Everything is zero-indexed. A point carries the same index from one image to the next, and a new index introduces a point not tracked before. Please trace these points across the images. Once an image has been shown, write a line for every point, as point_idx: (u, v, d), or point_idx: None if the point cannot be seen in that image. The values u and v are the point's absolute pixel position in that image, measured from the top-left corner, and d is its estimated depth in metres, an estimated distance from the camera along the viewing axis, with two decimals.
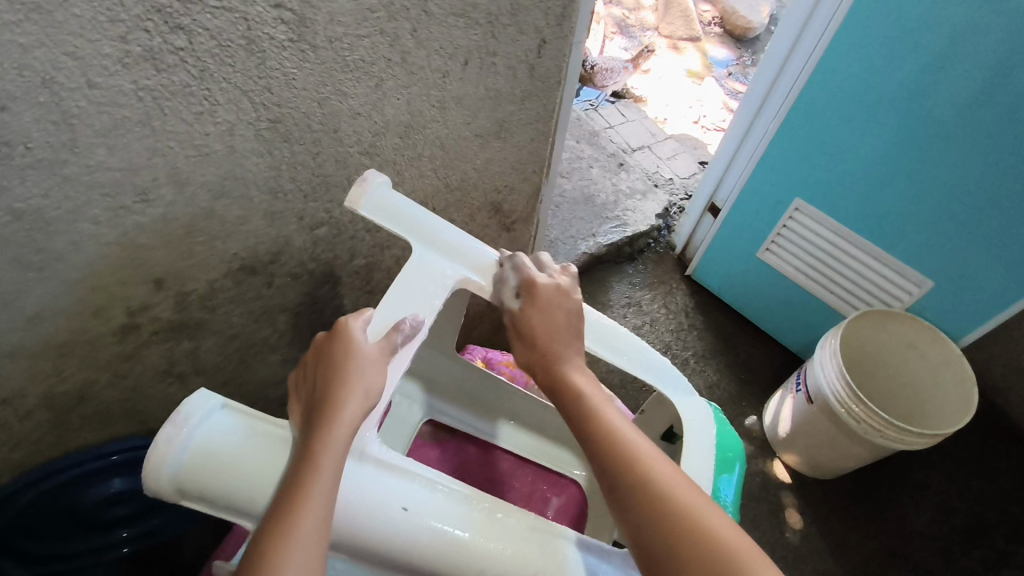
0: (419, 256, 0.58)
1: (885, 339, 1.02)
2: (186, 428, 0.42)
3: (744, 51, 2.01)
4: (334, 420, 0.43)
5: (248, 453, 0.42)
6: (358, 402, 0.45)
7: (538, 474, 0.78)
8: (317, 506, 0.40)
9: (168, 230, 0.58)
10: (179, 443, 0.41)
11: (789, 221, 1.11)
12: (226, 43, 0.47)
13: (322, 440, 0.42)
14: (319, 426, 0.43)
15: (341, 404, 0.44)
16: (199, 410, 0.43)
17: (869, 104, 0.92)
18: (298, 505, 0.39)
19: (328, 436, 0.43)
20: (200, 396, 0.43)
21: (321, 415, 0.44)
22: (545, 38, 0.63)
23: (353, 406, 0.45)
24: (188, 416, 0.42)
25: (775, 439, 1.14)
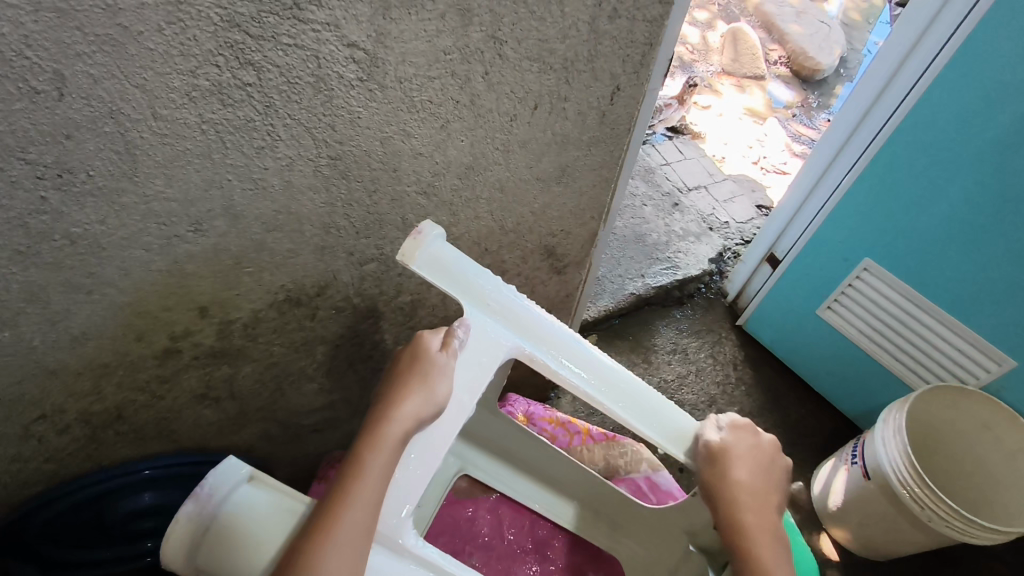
0: (471, 317, 0.57)
1: (955, 417, 0.95)
2: (214, 500, 0.45)
3: (810, 93, 1.94)
4: (388, 420, 0.49)
5: (265, 528, 0.45)
6: (416, 408, 0.50)
7: (573, 546, 0.77)
8: (358, 506, 0.45)
9: (219, 260, 0.56)
10: (205, 514, 0.45)
11: (856, 280, 1.05)
12: (295, 80, 0.46)
13: (376, 441, 0.48)
14: (378, 428, 0.49)
15: (398, 405, 0.50)
16: (226, 482, 0.46)
17: (955, 167, 0.86)
18: (344, 499, 0.45)
19: (382, 438, 0.48)
20: (229, 467, 0.47)
21: (379, 414, 0.50)
22: (620, 86, 0.60)
23: (411, 409, 0.50)
24: (215, 488, 0.45)
25: (822, 511, 1.07)
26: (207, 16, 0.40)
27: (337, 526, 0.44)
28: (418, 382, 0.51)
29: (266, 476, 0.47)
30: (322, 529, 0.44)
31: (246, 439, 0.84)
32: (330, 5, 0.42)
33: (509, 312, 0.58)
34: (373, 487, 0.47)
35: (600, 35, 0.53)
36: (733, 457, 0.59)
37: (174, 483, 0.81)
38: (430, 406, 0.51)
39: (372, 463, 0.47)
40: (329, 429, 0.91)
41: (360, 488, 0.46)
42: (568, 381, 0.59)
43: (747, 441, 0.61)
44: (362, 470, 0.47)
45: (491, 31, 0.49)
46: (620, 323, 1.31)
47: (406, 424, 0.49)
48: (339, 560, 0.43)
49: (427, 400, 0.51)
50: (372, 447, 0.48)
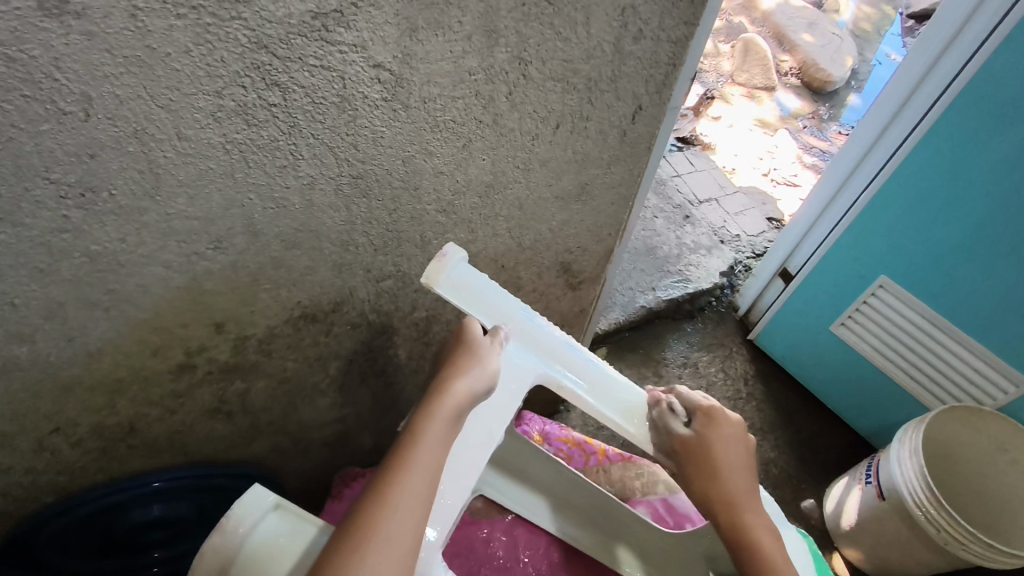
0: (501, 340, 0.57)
1: (972, 438, 0.94)
2: (239, 531, 0.44)
3: (821, 105, 1.94)
4: (446, 390, 0.50)
5: (292, 557, 0.44)
6: (471, 382, 0.51)
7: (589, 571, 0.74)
8: (420, 464, 0.45)
9: (237, 277, 0.56)
10: (230, 546, 0.44)
11: (871, 297, 1.04)
12: (321, 100, 0.45)
13: (435, 407, 0.49)
14: (433, 399, 0.49)
15: (453, 378, 0.51)
16: (251, 512, 0.45)
17: (975, 185, 0.85)
18: (406, 458, 0.45)
19: (441, 405, 0.49)
20: (253, 496, 0.46)
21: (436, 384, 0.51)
22: (642, 105, 0.59)
23: (467, 382, 0.51)
24: (239, 520, 0.45)
25: (835, 530, 1.05)
26: (236, 38, 0.40)
27: (400, 480, 0.44)
28: (467, 360, 0.53)
29: (292, 504, 0.47)
30: (381, 494, 0.43)
31: (257, 451, 0.83)
32: (358, 26, 0.42)
33: (539, 339, 0.60)
34: (434, 447, 0.47)
35: (624, 56, 0.53)
36: (718, 457, 0.57)
37: (183, 495, 0.79)
38: (481, 381, 0.52)
39: (427, 433, 0.47)
40: (340, 442, 0.90)
41: (418, 452, 0.46)
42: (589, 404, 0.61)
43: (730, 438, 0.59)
44: (418, 437, 0.47)
45: (516, 52, 0.49)
46: (630, 336, 1.31)
47: (463, 396, 0.50)
48: (400, 512, 0.42)
49: (479, 376, 0.52)
50: (430, 416, 0.48)
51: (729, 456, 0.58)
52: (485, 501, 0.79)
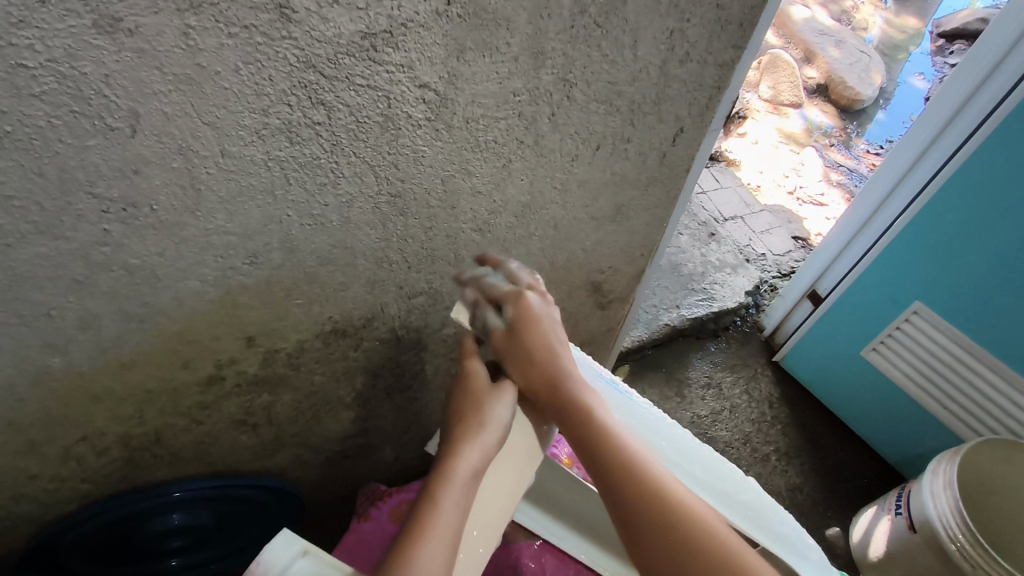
0: None
1: (1010, 472, 0.91)
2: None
3: (848, 122, 1.92)
4: (464, 450, 0.50)
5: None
6: (486, 440, 0.51)
7: None
8: (441, 530, 0.45)
9: (270, 291, 0.56)
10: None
11: (904, 323, 1.02)
12: (363, 119, 0.45)
13: (453, 469, 0.49)
14: (450, 460, 0.49)
15: (471, 439, 0.51)
16: (281, 557, 0.44)
17: (1016, 213, 0.83)
18: (429, 523, 0.45)
19: (460, 468, 0.49)
20: (284, 539, 0.45)
21: (456, 442, 0.51)
22: (684, 128, 0.59)
23: (483, 442, 0.51)
24: (269, 565, 0.43)
25: (862, 562, 1.03)
26: (285, 57, 0.39)
27: (424, 544, 0.44)
28: (478, 413, 0.52)
29: (320, 550, 0.46)
30: (405, 557, 0.43)
31: (279, 463, 0.83)
32: (406, 47, 0.42)
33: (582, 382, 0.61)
34: (454, 510, 0.47)
35: (669, 79, 0.53)
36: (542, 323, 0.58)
37: (203, 503, 0.78)
38: (495, 434, 0.52)
39: (447, 497, 0.47)
40: (361, 455, 0.89)
41: (439, 513, 0.46)
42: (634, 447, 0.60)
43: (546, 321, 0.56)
44: (439, 499, 0.47)
45: (562, 73, 0.48)
46: (653, 354, 1.29)
47: (479, 456, 0.50)
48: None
49: (494, 430, 0.52)
50: (446, 477, 0.48)
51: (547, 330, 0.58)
52: (511, 525, 0.78)
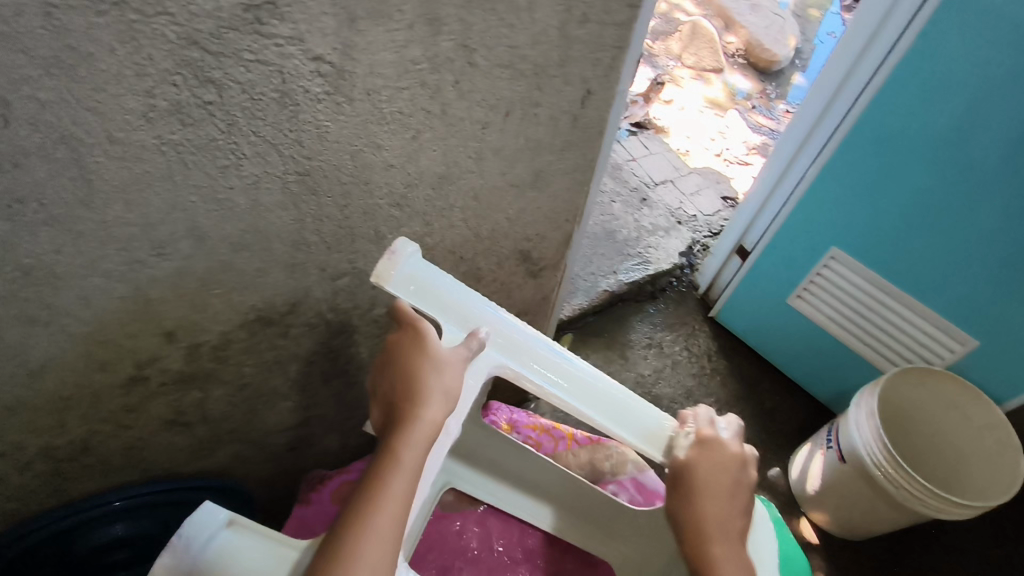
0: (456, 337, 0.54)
1: (925, 398, 0.99)
2: (190, 551, 0.44)
3: (768, 84, 1.98)
4: (418, 418, 0.48)
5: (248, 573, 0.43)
6: (440, 406, 0.49)
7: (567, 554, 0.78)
8: (393, 502, 0.44)
9: (184, 283, 0.54)
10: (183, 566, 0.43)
11: (824, 269, 1.08)
12: (259, 96, 0.44)
13: (406, 439, 0.47)
14: (402, 430, 0.47)
15: (425, 405, 0.48)
16: (203, 530, 0.44)
17: (918, 154, 0.88)
18: (380, 495, 0.44)
19: (413, 436, 0.47)
20: (205, 513, 0.45)
21: (409, 408, 0.48)
22: (592, 89, 0.59)
23: (437, 410, 0.49)
24: (190, 538, 0.44)
25: (802, 495, 1.10)
26: (163, 34, 0.38)
27: (376, 520, 0.43)
28: (435, 376, 0.50)
29: (246, 518, 0.46)
30: (356, 536, 0.42)
31: (222, 461, 0.81)
32: (293, 18, 0.40)
33: (510, 340, 0.57)
34: (407, 481, 0.46)
35: (571, 41, 0.53)
36: (699, 486, 0.56)
37: (147, 509, 0.76)
38: (452, 400, 0.50)
39: (401, 468, 0.46)
40: (306, 445, 0.89)
41: (394, 482, 0.45)
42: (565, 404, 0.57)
43: (727, 476, 0.56)
44: (395, 466, 0.46)
45: (461, 39, 0.48)
46: (594, 320, 1.32)
47: (435, 422, 0.48)
48: (381, 554, 0.42)
49: (446, 395, 0.50)
50: (403, 442, 0.47)
51: (711, 479, 0.56)
52: (454, 494, 0.79)
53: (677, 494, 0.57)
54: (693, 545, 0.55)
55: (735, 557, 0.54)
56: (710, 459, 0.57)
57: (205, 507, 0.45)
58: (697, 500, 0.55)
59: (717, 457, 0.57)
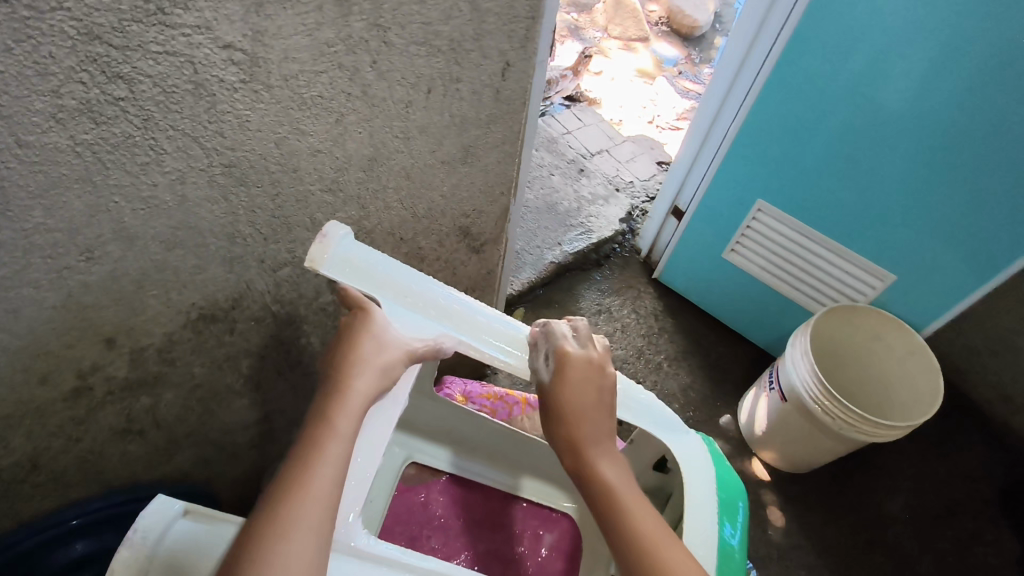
0: (399, 312, 0.56)
1: (850, 333, 1.06)
2: (148, 541, 0.44)
3: (692, 50, 2.04)
4: (351, 386, 0.49)
5: (212, 548, 0.45)
6: (374, 378, 0.50)
7: (527, 512, 0.80)
8: (329, 465, 0.44)
9: (119, 286, 0.53)
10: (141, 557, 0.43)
11: (753, 221, 1.14)
12: (171, 89, 0.43)
13: (340, 407, 0.47)
14: (335, 399, 0.48)
15: (358, 375, 0.49)
16: (159, 521, 0.45)
17: (826, 105, 0.94)
18: (315, 458, 0.44)
19: (347, 404, 0.48)
20: (159, 504, 0.46)
21: (340, 378, 0.49)
22: (510, 61, 0.61)
23: (370, 380, 0.50)
24: (147, 530, 0.45)
25: (751, 438, 1.17)
26: (63, 31, 0.37)
27: (312, 481, 0.43)
28: (371, 349, 0.51)
29: (200, 506, 0.47)
30: (292, 497, 0.42)
31: (181, 467, 0.81)
32: (198, 6, 0.40)
33: (450, 311, 0.59)
34: (343, 445, 0.46)
35: (483, 14, 0.54)
36: (570, 398, 0.55)
37: (110, 526, 0.75)
38: (387, 372, 0.51)
39: (336, 433, 0.46)
40: (267, 442, 0.89)
41: (329, 445, 0.45)
42: (508, 366, 0.59)
43: (592, 387, 0.56)
44: (331, 433, 0.46)
45: (372, 19, 0.48)
46: (544, 292, 1.35)
47: (369, 391, 0.49)
48: (319, 514, 0.42)
49: (384, 368, 0.51)
50: (339, 411, 0.47)
51: (580, 392, 0.55)
52: (416, 467, 0.80)
53: (550, 418, 0.56)
54: (573, 458, 0.54)
55: (619, 468, 0.54)
56: (575, 373, 0.56)
57: (156, 500, 0.46)
58: (579, 416, 0.55)
59: (586, 367, 0.56)
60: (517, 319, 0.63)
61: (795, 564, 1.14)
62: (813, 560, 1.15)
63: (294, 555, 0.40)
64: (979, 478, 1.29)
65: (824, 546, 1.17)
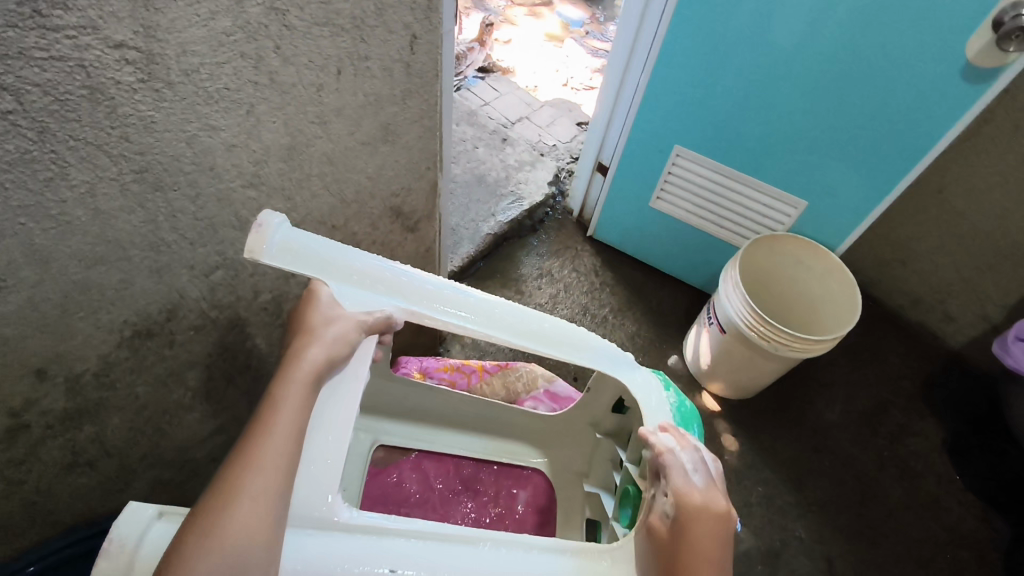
0: (346, 293, 0.56)
1: (775, 261, 1.13)
2: (126, 550, 0.43)
3: (596, 9, 2.06)
4: (298, 358, 0.49)
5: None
6: (322, 349, 0.50)
7: (500, 474, 0.83)
8: (274, 434, 0.45)
9: (41, 314, 0.51)
10: (119, 566, 0.43)
11: (673, 167, 1.18)
12: (65, 96, 0.41)
13: (286, 379, 0.48)
14: (282, 374, 0.49)
15: (306, 348, 0.50)
16: (133, 529, 0.44)
17: (726, 48, 0.97)
18: (262, 429, 0.45)
19: (294, 375, 0.48)
20: (130, 512, 0.45)
21: (290, 353, 0.50)
22: (416, 33, 0.61)
23: (319, 352, 0.50)
24: (123, 539, 0.44)
25: (699, 372, 1.24)
26: None
27: (258, 450, 0.44)
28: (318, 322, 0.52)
29: (175, 506, 0.46)
30: (238, 466, 0.43)
31: (139, 492, 0.78)
32: (79, 5, 0.38)
33: (399, 285, 0.59)
34: (290, 416, 0.46)
35: None
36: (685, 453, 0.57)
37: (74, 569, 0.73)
38: (335, 343, 0.51)
39: (282, 403, 0.47)
40: (226, 452, 0.87)
41: (275, 413, 0.46)
42: (463, 329, 0.60)
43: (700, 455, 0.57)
44: (277, 405, 0.47)
45: (269, 2, 0.47)
46: (485, 264, 1.36)
47: (318, 361, 0.50)
48: (263, 481, 0.43)
49: (335, 340, 0.52)
50: (285, 381, 0.48)
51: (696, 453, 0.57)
52: (384, 449, 0.80)
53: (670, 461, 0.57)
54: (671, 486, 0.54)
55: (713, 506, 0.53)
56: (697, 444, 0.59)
57: (128, 508, 0.45)
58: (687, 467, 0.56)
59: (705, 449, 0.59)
60: (469, 286, 0.64)
61: (752, 482, 1.23)
62: (768, 475, 1.24)
63: (235, 518, 0.41)
64: (902, 376, 1.41)
65: (776, 461, 1.26)
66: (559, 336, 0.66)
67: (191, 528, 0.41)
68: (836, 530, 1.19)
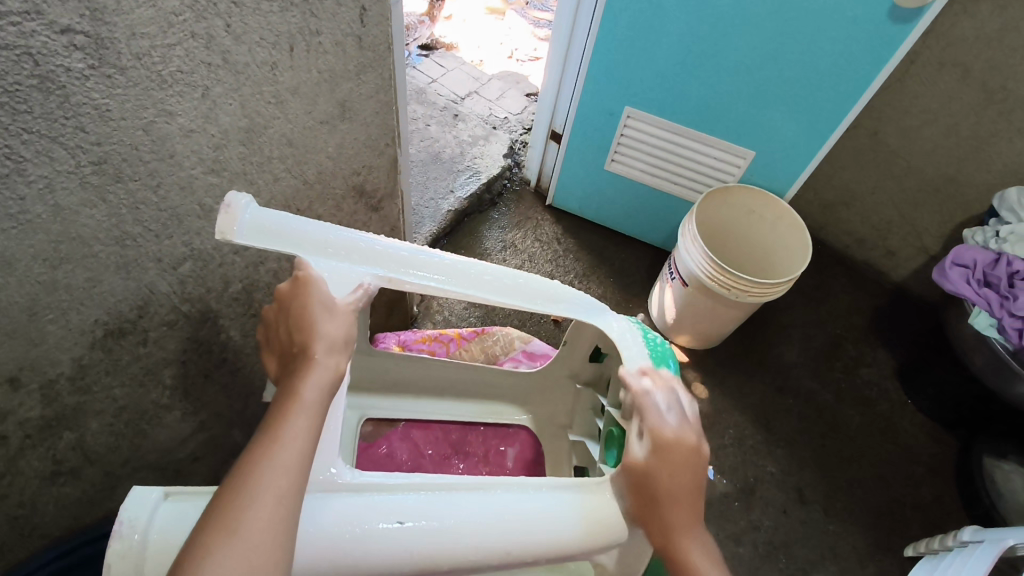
0: (323, 266, 0.57)
1: (727, 212, 1.18)
2: (137, 533, 0.44)
3: None
4: (313, 360, 0.50)
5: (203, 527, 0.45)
6: (333, 353, 0.51)
7: (487, 434, 0.85)
8: (294, 436, 0.45)
9: (9, 319, 0.49)
10: (132, 551, 0.43)
11: (626, 128, 1.21)
12: (15, 87, 0.39)
13: (304, 380, 0.49)
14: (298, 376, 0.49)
15: (320, 349, 0.50)
16: (142, 511, 0.45)
17: (667, 6, 0.99)
18: (281, 427, 0.45)
19: (309, 377, 0.49)
20: (136, 497, 0.45)
21: (303, 354, 0.50)
22: (365, 6, 0.61)
23: (331, 356, 0.51)
24: (133, 522, 0.44)
25: (665, 327, 1.28)
26: None
27: (279, 447, 0.44)
28: (325, 320, 0.52)
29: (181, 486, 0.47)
30: (259, 460, 0.43)
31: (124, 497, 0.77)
32: None
33: (375, 253, 0.60)
34: (307, 418, 0.47)
35: None
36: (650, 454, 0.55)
37: None
38: (343, 347, 0.52)
39: (300, 407, 0.47)
40: (209, 449, 0.86)
41: (295, 414, 0.46)
42: (441, 291, 0.62)
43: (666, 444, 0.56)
44: (297, 406, 0.47)
45: None
46: (448, 241, 1.37)
47: (331, 365, 0.50)
48: (285, 479, 0.43)
49: (339, 343, 0.52)
50: (303, 382, 0.48)
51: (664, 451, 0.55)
52: (373, 423, 0.81)
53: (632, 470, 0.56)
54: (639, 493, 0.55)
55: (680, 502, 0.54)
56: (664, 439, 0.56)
57: (133, 492, 0.45)
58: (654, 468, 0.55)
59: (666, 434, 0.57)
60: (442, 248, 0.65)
61: (723, 425, 1.29)
62: (738, 418, 1.30)
63: (257, 510, 0.41)
64: (852, 312, 1.49)
65: (744, 404, 1.32)
66: (536, 291, 0.68)
67: (214, 526, 0.40)
68: (803, 462, 1.26)
